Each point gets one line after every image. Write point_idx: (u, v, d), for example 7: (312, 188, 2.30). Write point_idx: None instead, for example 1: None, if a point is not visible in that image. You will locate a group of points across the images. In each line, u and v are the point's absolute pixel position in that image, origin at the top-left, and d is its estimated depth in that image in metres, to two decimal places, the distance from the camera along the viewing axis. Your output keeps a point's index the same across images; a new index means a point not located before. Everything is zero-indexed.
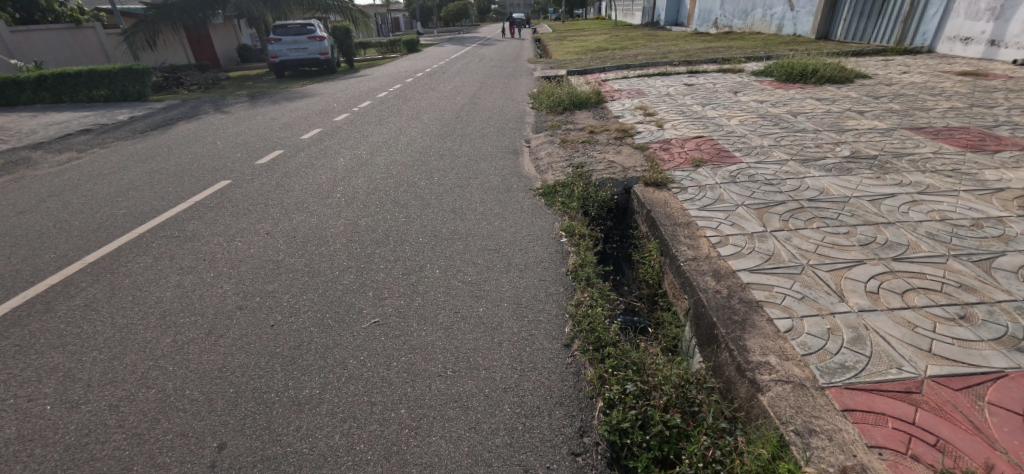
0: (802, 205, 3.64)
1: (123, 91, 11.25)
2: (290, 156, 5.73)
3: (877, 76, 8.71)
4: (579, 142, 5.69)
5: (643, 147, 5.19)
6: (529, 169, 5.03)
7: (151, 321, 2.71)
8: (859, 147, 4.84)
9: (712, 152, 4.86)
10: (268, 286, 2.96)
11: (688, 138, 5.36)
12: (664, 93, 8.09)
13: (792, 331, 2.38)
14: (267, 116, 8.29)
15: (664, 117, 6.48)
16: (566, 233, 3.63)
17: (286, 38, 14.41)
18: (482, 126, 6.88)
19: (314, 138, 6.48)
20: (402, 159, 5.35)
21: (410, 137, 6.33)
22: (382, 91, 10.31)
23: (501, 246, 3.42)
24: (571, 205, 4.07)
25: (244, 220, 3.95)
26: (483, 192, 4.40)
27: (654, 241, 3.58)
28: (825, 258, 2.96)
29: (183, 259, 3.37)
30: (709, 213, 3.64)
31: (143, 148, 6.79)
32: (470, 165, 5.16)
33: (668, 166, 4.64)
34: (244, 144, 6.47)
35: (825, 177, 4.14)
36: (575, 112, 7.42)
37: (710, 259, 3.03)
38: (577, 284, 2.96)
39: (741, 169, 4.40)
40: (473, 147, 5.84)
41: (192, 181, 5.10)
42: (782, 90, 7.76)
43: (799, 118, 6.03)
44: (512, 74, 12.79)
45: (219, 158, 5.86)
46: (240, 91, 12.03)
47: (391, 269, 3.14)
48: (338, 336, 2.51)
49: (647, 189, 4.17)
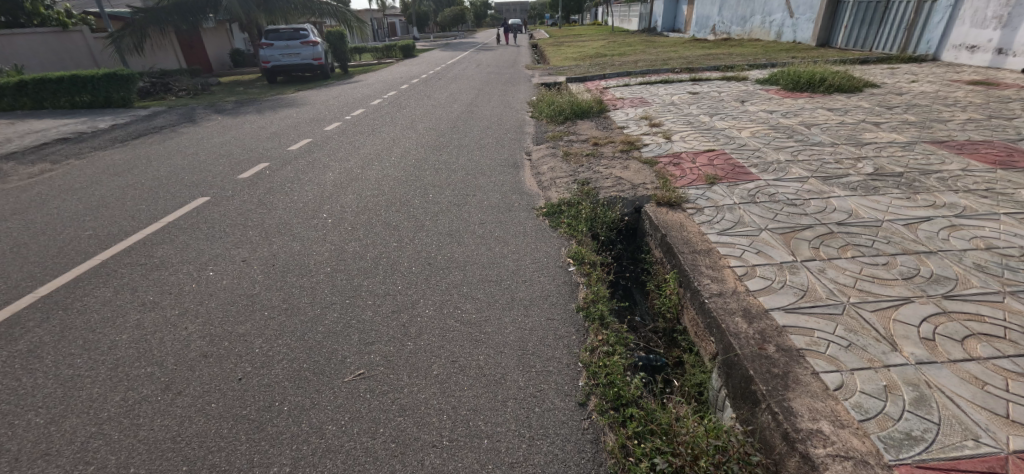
0: (832, 231, 3.32)
1: (106, 97, 10.79)
2: (276, 169, 5.37)
3: (886, 86, 8.47)
4: (583, 155, 5.37)
5: (651, 162, 4.87)
6: (531, 185, 4.70)
7: (101, 373, 2.36)
8: (882, 163, 4.54)
9: (726, 168, 4.54)
10: (239, 329, 2.62)
11: (699, 152, 5.05)
12: (669, 103, 7.79)
13: (844, 389, 2.05)
14: (255, 125, 7.93)
15: (671, 128, 6.18)
16: (574, 260, 3.30)
17: (278, 43, 14.05)
18: (479, 137, 6.56)
19: (303, 150, 6.13)
20: (395, 174, 5.01)
21: (404, 148, 6.00)
22: (376, 99, 9.97)
23: (503, 278, 3.08)
24: (578, 227, 3.74)
25: (219, 245, 3.60)
26: (481, 212, 4.07)
27: (670, 270, 3.26)
28: (867, 295, 2.64)
29: (147, 294, 3.02)
30: (731, 239, 3.32)
31: (122, 159, 6.41)
32: (467, 181, 4.82)
33: (680, 183, 4.32)
34: (228, 156, 6.11)
35: (852, 197, 3.82)
36: (576, 122, 7.12)
37: (738, 295, 2.71)
38: (589, 324, 2.64)
39: (760, 187, 4.09)
40: (471, 159, 5.52)
41: (168, 198, 4.73)
42: (791, 99, 7.48)
43: (812, 129, 5.75)
44: (510, 81, 12.49)
45: (200, 172, 5.50)
46: (230, 98, 11.67)
47: (379, 306, 2.79)
48: (315, 393, 2.17)
49: (659, 210, 3.85)
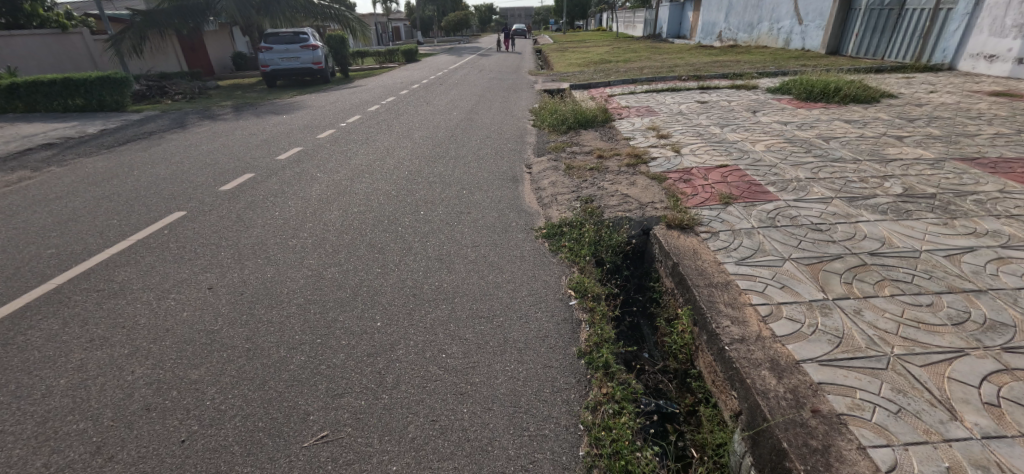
0: (865, 262, 2.99)
1: (99, 101, 10.54)
2: (261, 181, 5.06)
3: (904, 96, 8.11)
4: (587, 169, 5.03)
5: (660, 178, 4.53)
6: (530, 202, 4.37)
7: (26, 430, 2.04)
8: (911, 182, 4.19)
9: (741, 186, 4.20)
10: (191, 375, 2.29)
11: (711, 168, 4.70)
12: (677, 112, 7.46)
13: (899, 471, 1.70)
14: (247, 131, 7.64)
15: (680, 139, 5.85)
16: (576, 292, 2.97)
17: (277, 46, 13.79)
18: (478, 147, 6.23)
19: (292, 159, 5.83)
20: (385, 188, 4.69)
21: (398, 159, 5.68)
22: (373, 105, 9.68)
23: (496, 313, 2.75)
24: (581, 251, 3.39)
25: (187, 268, 3.28)
26: (475, 233, 3.74)
27: (684, 304, 2.92)
28: (913, 345, 2.30)
29: (98, 327, 2.70)
30: (751, 270, 2.98)
31: (103, 167, 6.12)
32: (462, 196, 4.49)
33: (692, 202, 3.98)
34: (213, 165, 5.81)
35: (882, 222, 3.48)
36: (580, 132, 6.80)
37: (763, 341, 2.37)
38: (593, 374, 2.30)
39: (780, 208, 3.75)
40: (468, 172, 5.20)
41: (143, 211, 4.42)
42: (805, 110, 7.13)
43: (831, 143, 5.40)
44: (512, 87, 12.20)
45: (181, 182, 5.20)
46: (226, 102, 11.41)
47: (352, 348, 2.45)
48: (267, 465, 1.83)
49: (670, 233, 3.52)
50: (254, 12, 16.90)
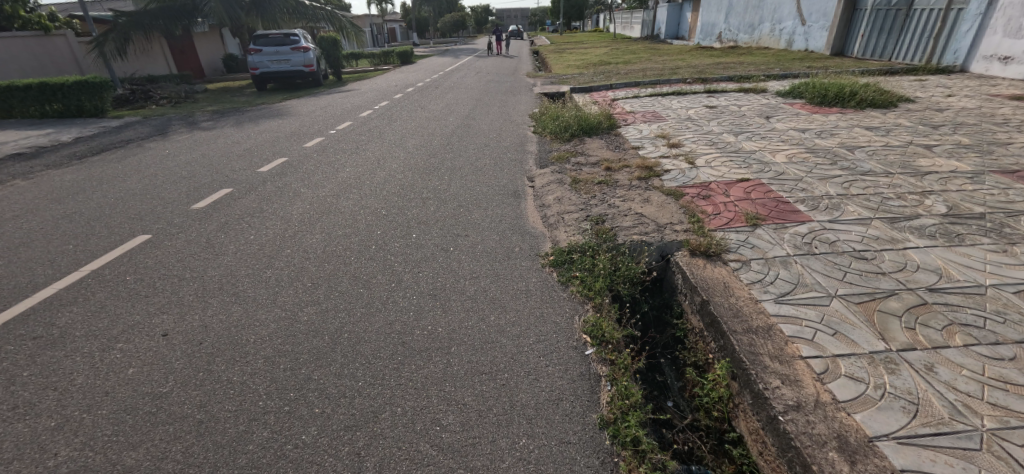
0: (925, 301, 2.58)
1: (77, 106, 10.01)
2: (238, 197, 4.61)
3: (922, 100, 7.73)
4: (594, 183, 4.62)
5: (676, 194, 4.12)
6: (534, 222, 3.94)
7: None
8: (954, 200, 3.80)
9: (768, 204, 3.79)
10: (127, 461, 1.87)
11: (732, 182, 4.29)
12: (685, 118, 7.06)
13: None
14: (230, 139, 7.20)
15: (692, 148, 5.44)
16: (593, 339, 2.54)
17: (266, 48, 13.31)
18: (476, 157, 5.82)
19: (275, 171, 5.39)
20: (374, 206, 4.25)
21: (390, 171, 5.25)
22: (365, 110, 9.23)
23: (500, 367, 2.33)
24: (595, 285, 2.96)
25: (142, 309, 2.85)
26: (474, 261, 3.31)
27: (718, 351, 2.52)
28: (1006, 415, 1.90)
29: (24, 388, 2.26)
30: (795, 311, 2.57)
31: (71, 180, 5.67)
32: (459, 216, 4.06)
33: (716, 224, 3.56)
34: (189, 177, 5.37)
35: (933, 249, 3.08)
36: (584, 139, 6.40)
37: (824, 409, 1.96)
38: (621, 453, 1.89)
39: (815, 232, 3.34)
40: (465, 187, 4.77)
41: (104, 235, 3.98)
42: (820, 115, 6.75)
43: (857, 153, 5.00)
44: (511, 90, 11.79)
45: (150, 199, 4.75)
46: (212, 107, 10.94)
47: (327, 420, 2.03)
48: None
49: (694, 261, 3.12)
50: (244, 14, 16.41)
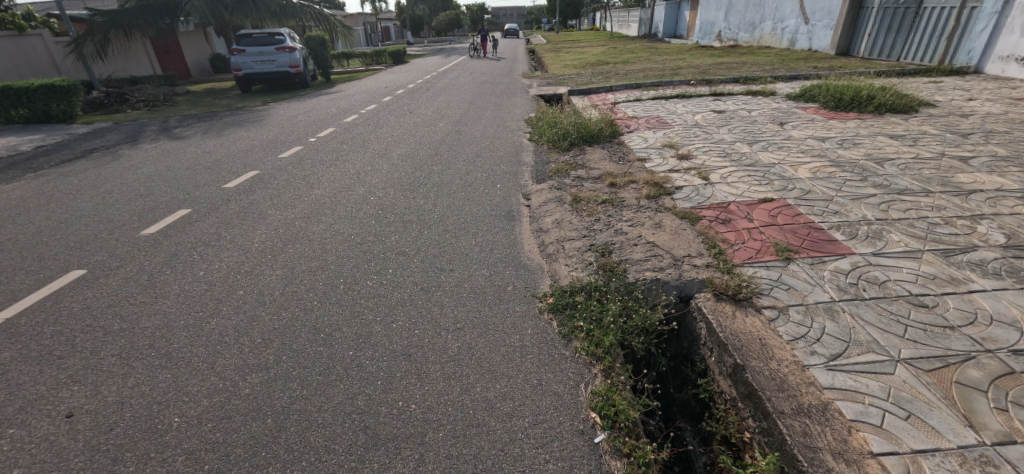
0: (1011, 369, 2.11)
1: (45, 110, 9.41)
2: (196, 220, 4.08)
3: (942, 104, 7.26)
4: (597, 202, 4.13)
5: (692, 217, 3.63)
6: (530, 252, 3.44)
7: None
8: (1011, 226, 3.32)
9: (799, 232, 3.30)
10: None
11: (753, 202, 3.80)
12: (693, 125, 6.56)
13: None
14: (201, 149, 6.66)
15: (704, 160, 4.95)
16: (604, 420, 2.04)
17: (250, 48, 12.71)
18: (466, 170, 5.31)
19: (242, 188, 4.86)
20: (348, 231, 3.74)
21: (370, 188, 4.72)
22: (351, 115, 8.70)
23: (487, 467, 1.82)
24: (604, 341, 2.46)
25: (50, 376, 2.33)
26: (458, 306, 2.80)
27: (761, 433, 2.02)
28: None
29: None
30: (853, 383, 2.08)
31: (18, 197, 5.11)
32: (443, 244, 3.55)
33: (741, 256, 3.07)
34: (147, 195, 4.83)
35: (1004, 293, 2.60)
36: (583, 148, 5.91)
37: None
38: None
39: (859, 269, 2.86)
40: (452, 207, 4.25)
41: (32, 269, 3.43)
42: (838, 122, 6.28)
43: (887, 167, 4.52)
44: (506, 92, 11.27)
45: (97, 223, 4.20)
46: (191, 111, 10.36)
47: None
48: None
49: (720, 308, 2.62)
50: (228, 12, 15.78)
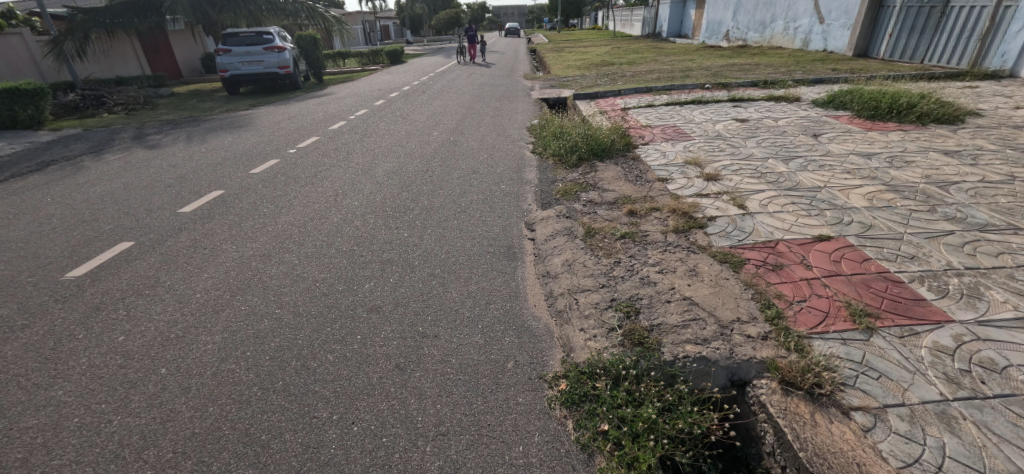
0: None
1: (10, 116, 8.69)
2: (136, 258, 3.42)
3: (988, 114, 6.58)
4: (615, 236, 3.46)
5: (735, 262, 2.95)
6: (535, 307, 2.77)
7: None
8: None
9: (874, 287, 2.63)
10: None
11: (807, 242, 3.13)
12: (715, 136, 5.88)
13: None
14: (168, 162, 6.00)
15: (736, 181, 4.29)
16: None
17: (236, 48, 12.02)
18: (461, 190, 4.65)
19: (202, 212, 4.20)
20: (313, 276, 3.07)
21: (347, 214, 4.06)
22: (339, 121, 8.05)
23: None
24: (641, 462, 1.78)
25: None
26: (442, 396, 2.12)
27: None
28: None
29: None
30: None
31: None
32: (428, 295, 2.87)
33: (808, 323, 2.39)
34: (90, 222, 4.17)
35: None
36: (594, 163, 5.25)
37: None
38: None
39: (968, 347, 2.19)
40: (443, 240, 3.59)
41: None
42: (878, 134, 5.60)
43: (953, 193, 3.85)
44: (507, 96, 10.59)
45: (20, 259, 3.53)
46: (170, 116, 9.69)
47: None
48: None
49: (792, 408, 1.94)
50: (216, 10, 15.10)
